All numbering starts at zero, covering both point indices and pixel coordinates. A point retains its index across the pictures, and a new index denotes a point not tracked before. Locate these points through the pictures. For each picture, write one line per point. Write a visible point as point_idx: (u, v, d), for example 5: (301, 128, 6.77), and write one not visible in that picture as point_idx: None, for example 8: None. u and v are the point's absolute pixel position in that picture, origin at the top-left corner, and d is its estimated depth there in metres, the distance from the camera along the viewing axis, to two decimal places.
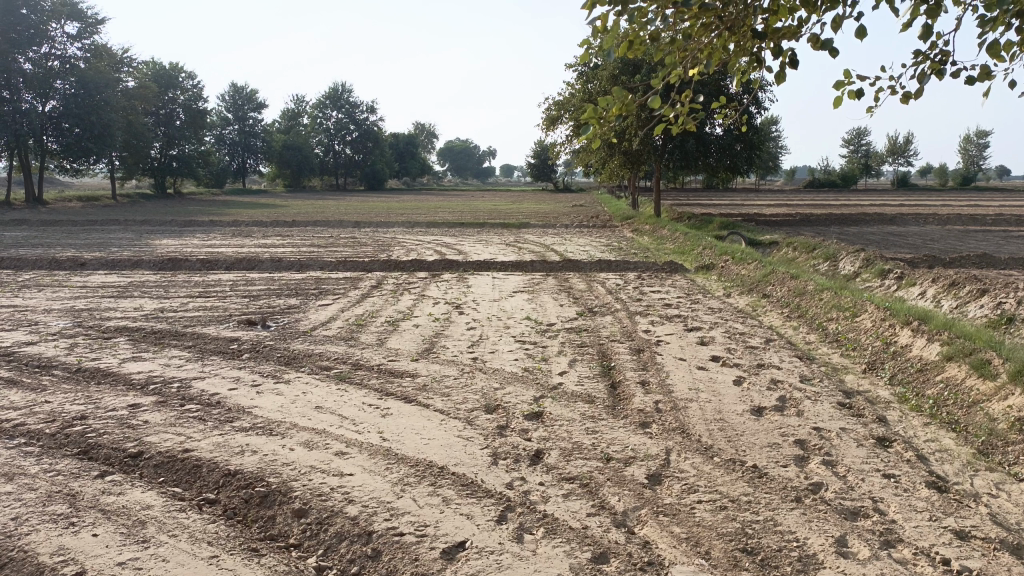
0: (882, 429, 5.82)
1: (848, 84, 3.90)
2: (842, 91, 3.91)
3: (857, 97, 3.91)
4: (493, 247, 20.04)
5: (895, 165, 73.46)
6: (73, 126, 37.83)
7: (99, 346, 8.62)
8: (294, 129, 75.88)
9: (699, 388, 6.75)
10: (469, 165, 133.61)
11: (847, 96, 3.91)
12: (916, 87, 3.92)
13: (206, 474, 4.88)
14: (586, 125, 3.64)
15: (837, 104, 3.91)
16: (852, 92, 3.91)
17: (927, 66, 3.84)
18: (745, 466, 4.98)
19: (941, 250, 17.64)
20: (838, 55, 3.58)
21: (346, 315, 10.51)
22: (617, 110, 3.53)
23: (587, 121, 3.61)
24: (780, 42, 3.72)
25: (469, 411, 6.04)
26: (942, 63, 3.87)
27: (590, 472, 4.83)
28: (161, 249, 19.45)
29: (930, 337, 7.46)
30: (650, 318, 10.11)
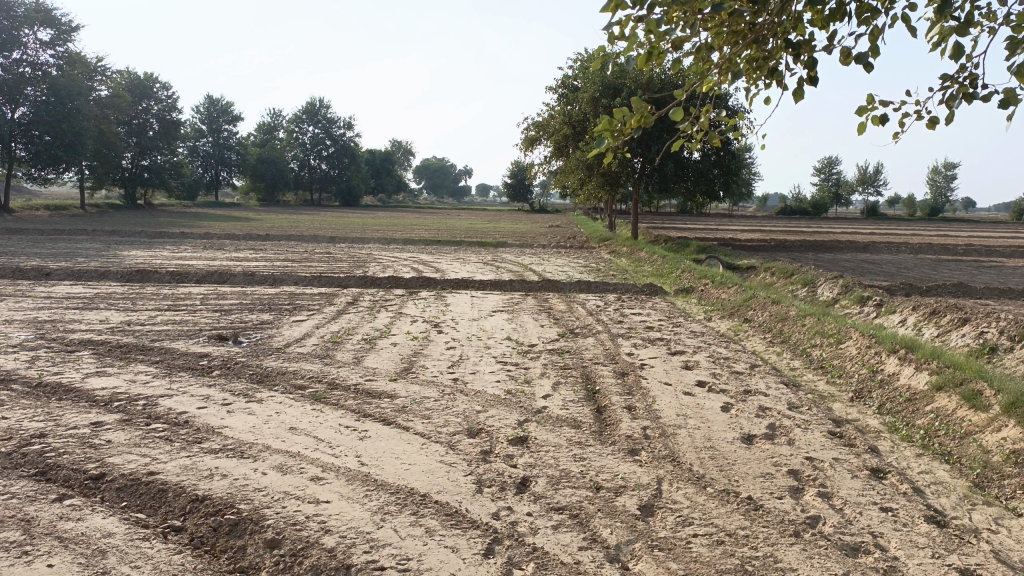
0: (875, 460, 5.69)
1: (872, 109, 3.77)
2: (865, 116, 3.77)
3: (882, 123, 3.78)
4: (470, 266, 19.83)
5: (865, 194, 74.69)
6: (43, 134, 37.10)
7: (61, 359, 8.24)
8: (270, 143, 75.33)
9: (686, 414, 6.58)
10: (445, 184, 133.52)
11: (873, 122, 3.78)
12: (944, 113, 3.79)
13: (172, 499, 4.60)
14: (600, 137, 3.45)
15: (860, 129, 3.78)
16: (876, 118, 3.79)
17: (957, 90, 3.72)
18: (739, 497, 4.79)
19: (916, 278, 17.77)
20: (872, 70, 3.45)
21: (321, 331, 10.22)
22: (635, 122, 3.37)
23: (601, 135, 3.46)
24: (808, 57, 3.58)
25: (450, 435, 5.80)
26: (971, 88, 3.77)
27: (580, 502, 4.61)
28: (130, 261, 18.97)
29: (917, 366, 7.39)
30: (633, 341, 9.95)
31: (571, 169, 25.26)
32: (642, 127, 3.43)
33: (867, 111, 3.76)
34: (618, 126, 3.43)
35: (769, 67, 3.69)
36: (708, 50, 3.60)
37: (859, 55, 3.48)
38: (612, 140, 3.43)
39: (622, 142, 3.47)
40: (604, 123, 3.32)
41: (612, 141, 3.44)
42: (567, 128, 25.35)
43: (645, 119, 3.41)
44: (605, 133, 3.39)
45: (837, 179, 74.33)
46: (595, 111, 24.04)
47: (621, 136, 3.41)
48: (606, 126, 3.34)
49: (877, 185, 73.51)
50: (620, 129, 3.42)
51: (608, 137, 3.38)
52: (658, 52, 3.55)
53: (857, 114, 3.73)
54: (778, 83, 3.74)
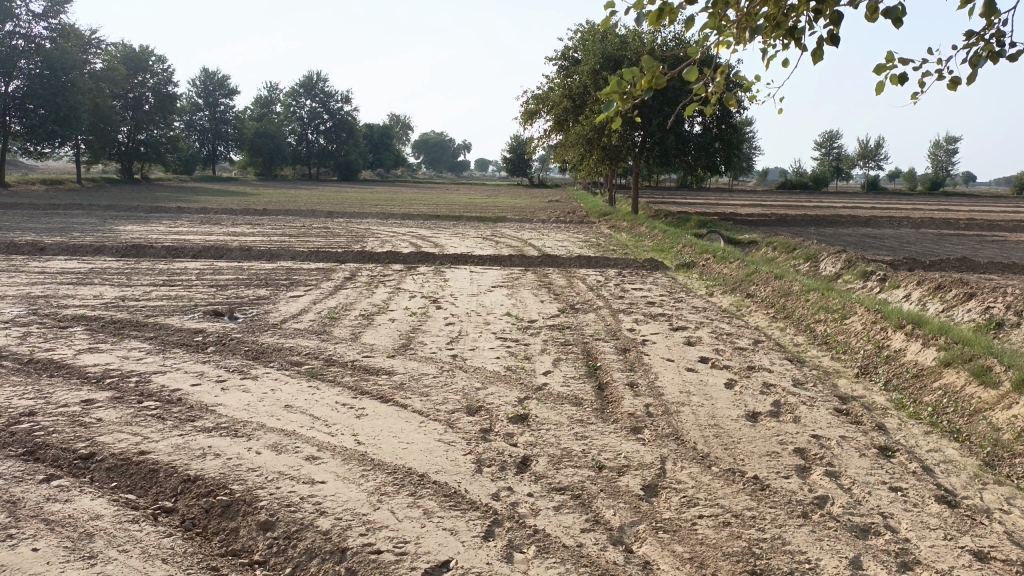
0: (883, 438, 5.56)
1: (891, 67, 3.57)
2: (884, 76, 3.57)
3: (901, 82, 3.59)
4: (470, 241, 19.64)
5: (866, 169, 74.24)
6: (38, 108, 36.57)
7: (54, 336, 8.10)
8: (267, 117, 74.65)
9: (690, 392, 6.44)
10: (445, 159, 132.33)
11: (893, 81, 3.59)
12: (968, 73, 3.61)
13: (163, 479, 4.48)
14: (608, 101, 3.27)
15: (879, 90, 3.61)
16: (896, 77, 3.60)
17: (983, 48, 3.55)
18: (745, 477, 4.67)
19: (919, 253, 17.56)
20: (901, 25, 3.25)
21: (318, 307, 10.07)
22: (646, 83, 3.21)
23: (609, 97, 3.29)
24: (831, 12, 3.38)
25: (449, 413, 5.68)
26: (997, 46, 3.60)
27: (583, 482, 4.49)
28: (126, 235, 18.77)
29: (925, 341, 7.25)
30: (634, 317, 9.80)
31: (571, 142, 24.94)
32: (652, 89, 3.27)
33: (887, 70, 3.58)
34: (628, 88, 3.25)
35: (788, 26, 3.52)
36: (724, 6, 3.41)
37: (886, 9, 3.28)
38: (621, 103, 3.25)
39: (632, 106, 3.30)
40: (613, 84, 3.15)
41: (621, 104, 3.27)
42: (567, 101, 24.98)
43: (656, 80, 3.24)
44: (614, 96, 3.23)
45: (837, 153, 73.81)
46: (596, 83, 23.67)
47: (630, 99, 3.24)
48: (615, 88, 3.18)
49: (878, 159, 73.06)
50: (629, 92, 3.25)
51: (617, 99, 3.21)
52: (671, 9, 3.36)
53: (876, 73, 3.54)
54: (798, 43, 3.54)
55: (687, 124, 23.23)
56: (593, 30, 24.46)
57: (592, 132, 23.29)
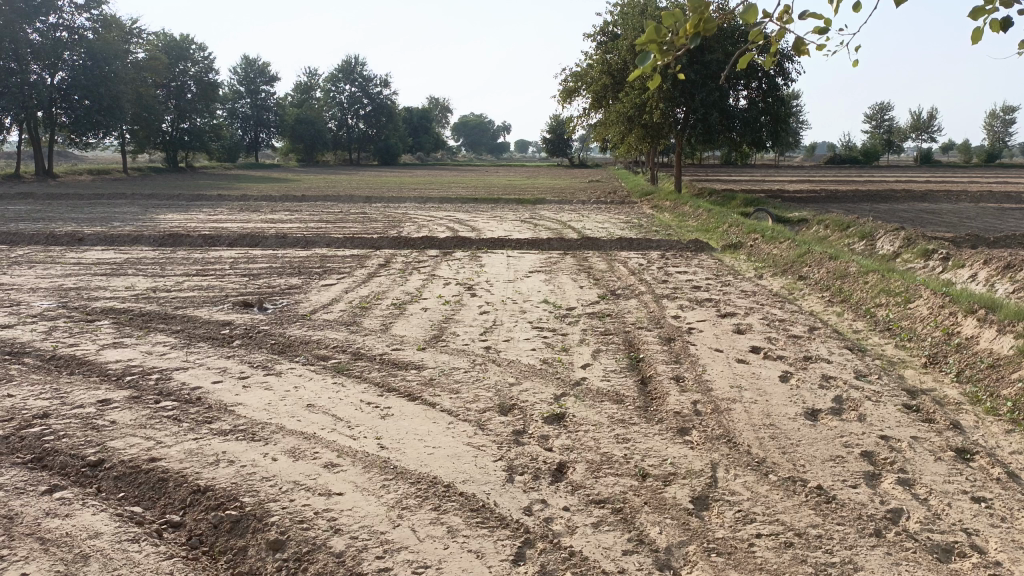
0: (960, 439, 5.01)
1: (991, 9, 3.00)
2: (984, 18, 2.99)
3: (1002, 28, 3.01)
4: (507, 224, 19.20)
5: (919, 141, 71.53)
6: (82, 99, 37.09)
7: (79, 330, 7.92)
8: (307, 103, 74.95)
9: (742, 386, 5.94)
10: (485, 142, 131.05)
11: (992, 27, 3.02)
12: None
13: (172, 490, 4.18)
14: (643, 51, 2.76)
15: (979, 37, 3.01)
16: (996, 23, 3.02)
17: None
18: (807, 487, 4.19)
19: (981, 229, 16.67)
20: None
21: (350, 296, 9.75)
22: (690, 28, 2.71)
23: (646, 48, 2.79)
24: None
25: (480, 413, 5.28)
26: None
27: (625, 493, 4.05)
28: (165, 224, 18.76)
29: (1000, 328, 6.61)
30: (679, 303, 9.28)
31: (611, 121, 24.32)
32: (699, 35, 2.77)
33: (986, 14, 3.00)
34: (668, 37, 2.76)
35: None
36: None
37: None
38: (660, 55, 2.76)
39: (673, 59, 2.80)
40: (650, 30, 2.65)
41: (659, 56, 2.77)
42: (607, 77, 24.41)
43: (705, 23, 2.74)
44: (652, 46, 2.73)
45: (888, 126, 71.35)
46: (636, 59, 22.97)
47: (672, 49, 2.75)
48: (652, 36, 2.68)
49: (931, 131, 70.31)
50: (670, 41, 2.76)
51: (655, 50, 2.71)
52: None
53: (972, 17, 2.96)
54: None
55: (732, 99, 22.22)
56: (633, 3, 23.72)
57: (633, 110, 22.64)
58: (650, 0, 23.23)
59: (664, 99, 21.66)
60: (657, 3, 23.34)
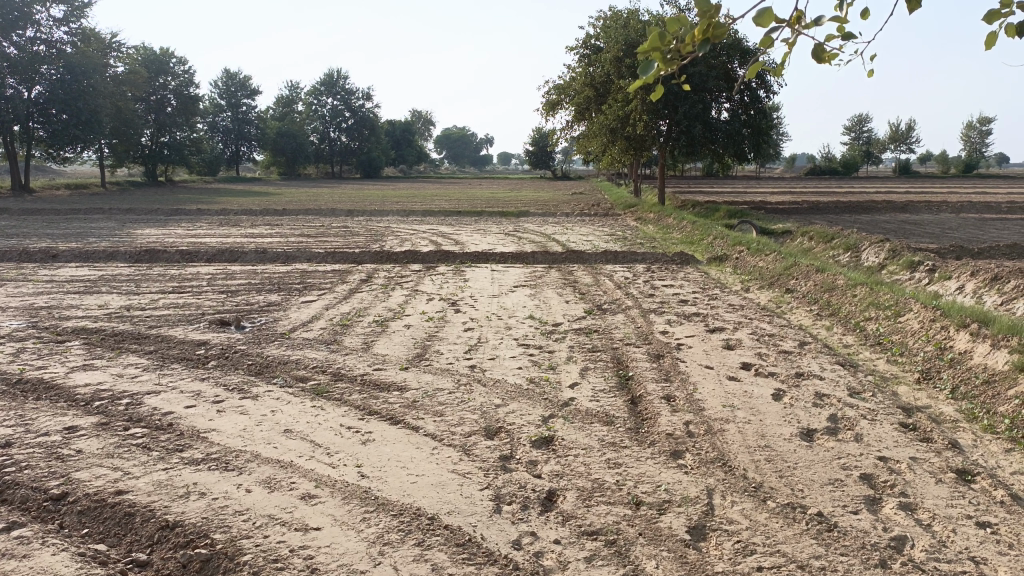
0: (960, 459, 4.86)
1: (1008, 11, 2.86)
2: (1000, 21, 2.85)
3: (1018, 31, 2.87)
4: (491, 237, 19.02)
5: (897, 152, 72.26)
6: (60, 113, 36.64)
7: (49, 351, 7.64)
8: (289, 117, 74.62)
9: (735, 405, 5.77)
10: (467, 155, 131.23)
11: (1007, 31, 2.88)
12: None
13: (139, 526, 3.94)
14: (645, 60, 2.60)
15: (995, 41, 2.87)
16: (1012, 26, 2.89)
17: None
18: (807, 514, 4.02)
19: (964, 239, 16.69)
20: None
21: (331, 313, 9.52)
22: (698, 33, 2.56)
23: (648, 57, 2.63)
24: None
25: (465, 438, 5.07)
26: None
27: (618, 524, 3.86)
28: (143, 239, 18.43)
29: (994, 343, 6.50)
30: (667, 317, 9.13)
31: (594, 133, 24.26)
32: (707, 42, 2.61)
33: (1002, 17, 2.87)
34: (673, 45, 2.60)
35: None
36: None
37: None
38: (663, 64, 2.60)
39: (676, 67, 2.64)
40: (653, 36, 2.50)
41: (663, 65, 2.61)
42: (590, 89, 24.39)
43: (712, 29, 2.59)
44: (655, 54, 2.57)
45: (867, 137, 71.97)
46: (618, 71, 22.94)
47: (676, 58, 2.59)
48: (655, 42, 2.52)
49: (909, 142, 71.07)
50: (674, 50, 2.61)
51: (658, 58, 2.55)
52: None
53: (987, 21, 2.83)
54: None
55: (714, 111, 22.16)
56: (615, 16, 23.73)
57: (616, 121, 22.58)
58: (632, 12, 23.20)
59: (647, 111, 21.62)
60: (639, 15, 23.32)
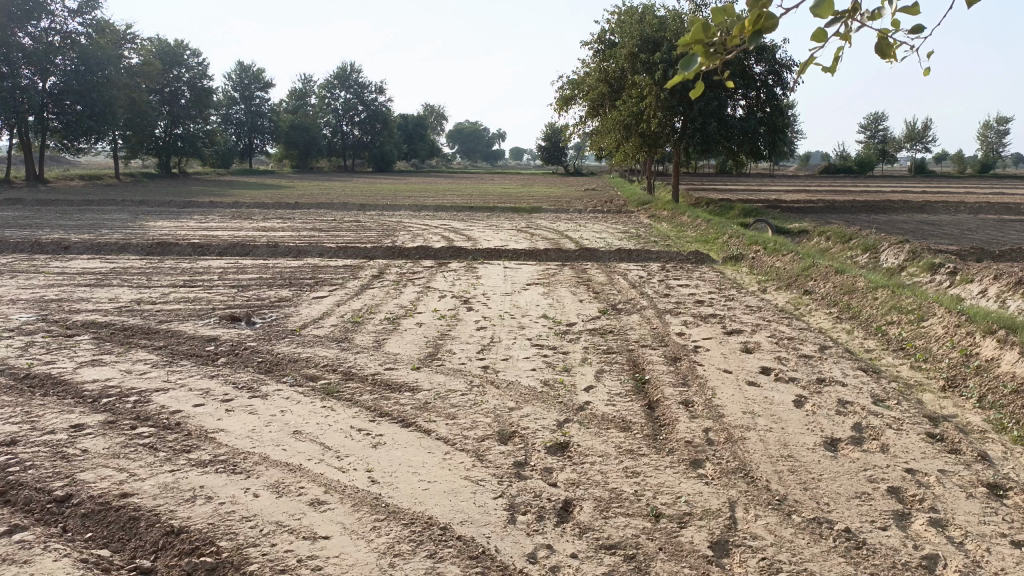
0: (990, 473, 4.69)
1: None
2: None
3: None
4: (503, 233, 18.89)
5: (913, 151, 71.52)
6: (74, 104, 36.70)
7: (57, 346, 7.55)
8: (302, 109, 74.62)
9: (755, 412, 5.61)
10: (479, 150, 131.12)
11: None
12: None
13: (143, 531, 3.83)
14: (689, 55, 2.43)
15: None
16: None
17: None
18: (834, 530, 3.86)
19: (984, 241, 16.44)
20: None
21: (342, 309, 9.41)
22: (750, 25, 2.40)
23: (690, 50, 2.48)
24: None
25: (479, 442, 4.94)
26: None
27: (637, 537, 3.72)
28: (154, 232, 18.38)
29: (1022, 350, 6.30)
30: (683, 319, 8.97)
31: (608, 129, 24.06)
32: (756, 35, 2.46)
33: None
34: (718, 38, 2.45)
35: None
36: None
37: None
38: (707, 58, 2.43)
39: (721, 61, 2.49)
40: (697, 29, 2.34)
41: (706, 60, 2.45)
42: (604, 85, 24.19)
43: (765, 20, 2.42)
44: (699, 48, 2.40)
45: (883, 136, 71.31)
46: (634, 67, 22.72)
47: (720, 53, 2.45)
48: (699, 35, 2.36)
49: (925, 141, 70.37)
50: (720, 45, 2.47)
51: (702, 52, 2.38)
52: None
53: None
54: None
55: (730, 108, 21.91)
56: (631, 12, 23.48)
57: (630, 118, 22.38)
58: (648, 8, 22.95)
59: (662, 107, 21.40)
60: (655, 10, 23.05)
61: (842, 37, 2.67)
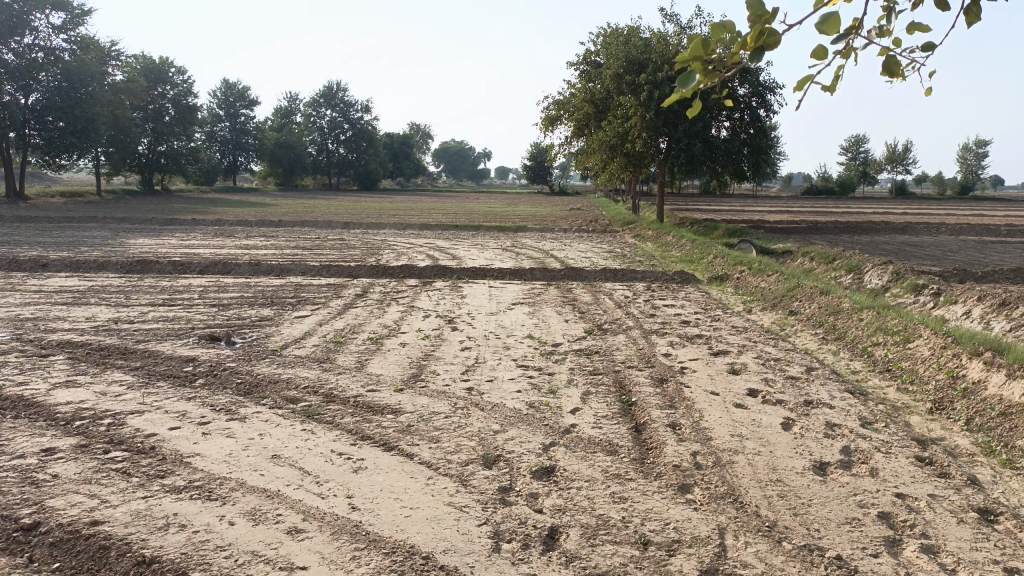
0: (981, 498, 4.63)
1: None
2: None
3: None
4: (488, 252, 18.83)
5: (894, 173, 72.36)
6: (57, 120, 36.43)
7: (31, 366, 7.36)
8: (287, 127, 74.53)
9: (743, 435, 5.54)
10: (465, 169, 131.38)
11: None
12: None
13: (114, 561, 3.68)
14: (687, 72, 2.39)
15: None
16: None
17: None
18: (826, 557, 3.78)
19: (966, 262, 16.57)
20: None
21: (324, 329, 9.27)
22: (751, 41, 2.37)
23: (688, 67, 2.45)
24: None
25: (462, 466, 4.83)
26: None
27: (624, 566, 3.63)
28: (135, 249, 18.16)
29: (1009, 372, 6.28)
30: (669, 339, 8.91)
31: (593, 149, 24.15)
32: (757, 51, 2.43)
33: None
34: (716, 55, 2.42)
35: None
36: None
37: None
38: (705, 75, 2.40)
39: (719, 78, 2.46)
40: (696, 45, 2.30)
41: (705, 77, 2.42)
42: (589, 105, 24.31)
43: (767, 36, 2.38)
44: (697, 65, 2.36)
45: (864, 157, 72.16)
46: (619, 88, 22.84)
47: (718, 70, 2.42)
48: (697, 52, 2.32)
49: (906, 163, 71.25)
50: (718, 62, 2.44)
51: (700, 70, 2.35)
52: None
53: None
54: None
55: (714, 129, 22.05)
56: (616, 33, 23.64)
57: (615, 138, 22.49)
58: (633, 30, 23.11)
59: (647, 128, 21.49)
60: (640, 32, 23.23)
61: (843, 54, 2.66)
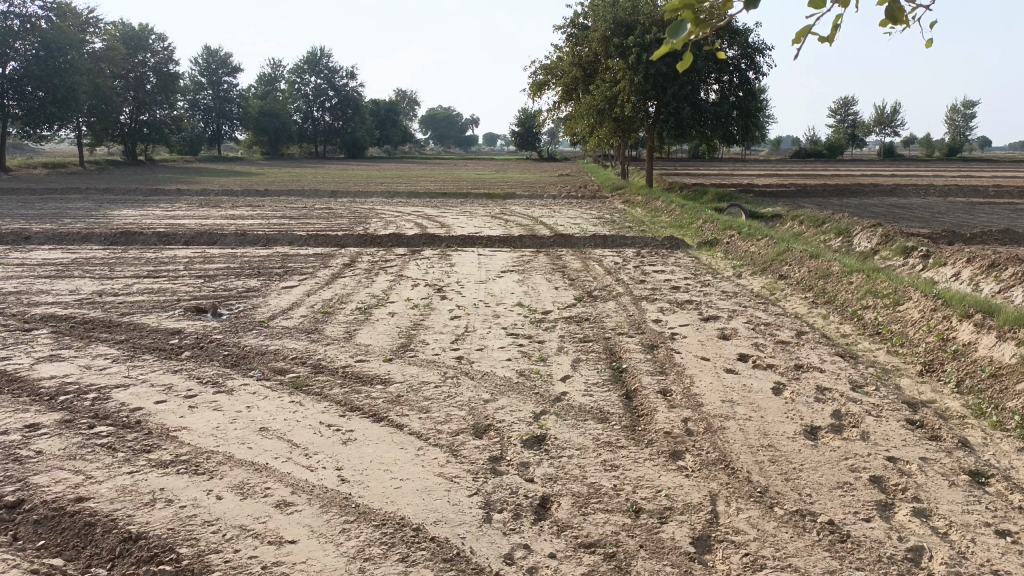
0: (971, 460, 4.63)
1: None
2: None
3: None
4: (477, 220, 18.69)
5: (883, 135, 72.17)
6: (36, 89, 35.73)
7: (14, 341, 7.25)
8: (272, 95, 73.50)
9: (734, 401, 5.52)
10: (452, 136, 130.21)
11: None
12: None
13: (99, 538, 3.63)
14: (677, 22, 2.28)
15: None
16: None
17: None
18: (818, 522, 3.77)
19: (955, 224, 16.57)
20: None
21: (312, 300, 9.16)
22: None
23: (677, 17, 2.35)
24: None
25: (453, 437, 4.79)
26: None
27: (617, 535, 3.60)
28: (119, 221, 17.92)
29: (1000, 334, 6.27)
30: (660, 305, 8.87)
31: (581, 114, 23.92)
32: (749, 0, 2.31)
33: None
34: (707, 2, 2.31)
35: None
36: None
37: None
38: (695, 26, 2.29)
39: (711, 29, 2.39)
40: None
41: (695, 27, 2.31)
42: (578, 70, 24.13)
43: None
44: (688, 15, 2.25)
45: (853, 119, 71.87)
46: (606, 51, 22.54)
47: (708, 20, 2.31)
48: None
49: (894, 125, 71.07)
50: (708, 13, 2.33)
51: (691, 18, 2.24)
52: None
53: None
54: None
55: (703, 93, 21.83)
56: None
57: (604, 103, 22.26)
58: None
59: (636, 92, 21.29)
60: None
61: (842, 3, 2.55)
